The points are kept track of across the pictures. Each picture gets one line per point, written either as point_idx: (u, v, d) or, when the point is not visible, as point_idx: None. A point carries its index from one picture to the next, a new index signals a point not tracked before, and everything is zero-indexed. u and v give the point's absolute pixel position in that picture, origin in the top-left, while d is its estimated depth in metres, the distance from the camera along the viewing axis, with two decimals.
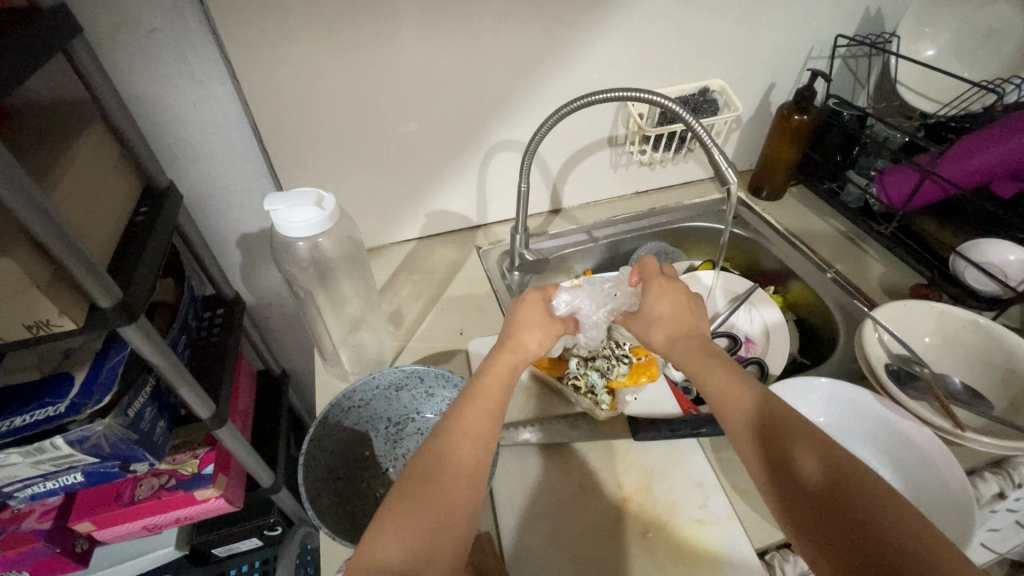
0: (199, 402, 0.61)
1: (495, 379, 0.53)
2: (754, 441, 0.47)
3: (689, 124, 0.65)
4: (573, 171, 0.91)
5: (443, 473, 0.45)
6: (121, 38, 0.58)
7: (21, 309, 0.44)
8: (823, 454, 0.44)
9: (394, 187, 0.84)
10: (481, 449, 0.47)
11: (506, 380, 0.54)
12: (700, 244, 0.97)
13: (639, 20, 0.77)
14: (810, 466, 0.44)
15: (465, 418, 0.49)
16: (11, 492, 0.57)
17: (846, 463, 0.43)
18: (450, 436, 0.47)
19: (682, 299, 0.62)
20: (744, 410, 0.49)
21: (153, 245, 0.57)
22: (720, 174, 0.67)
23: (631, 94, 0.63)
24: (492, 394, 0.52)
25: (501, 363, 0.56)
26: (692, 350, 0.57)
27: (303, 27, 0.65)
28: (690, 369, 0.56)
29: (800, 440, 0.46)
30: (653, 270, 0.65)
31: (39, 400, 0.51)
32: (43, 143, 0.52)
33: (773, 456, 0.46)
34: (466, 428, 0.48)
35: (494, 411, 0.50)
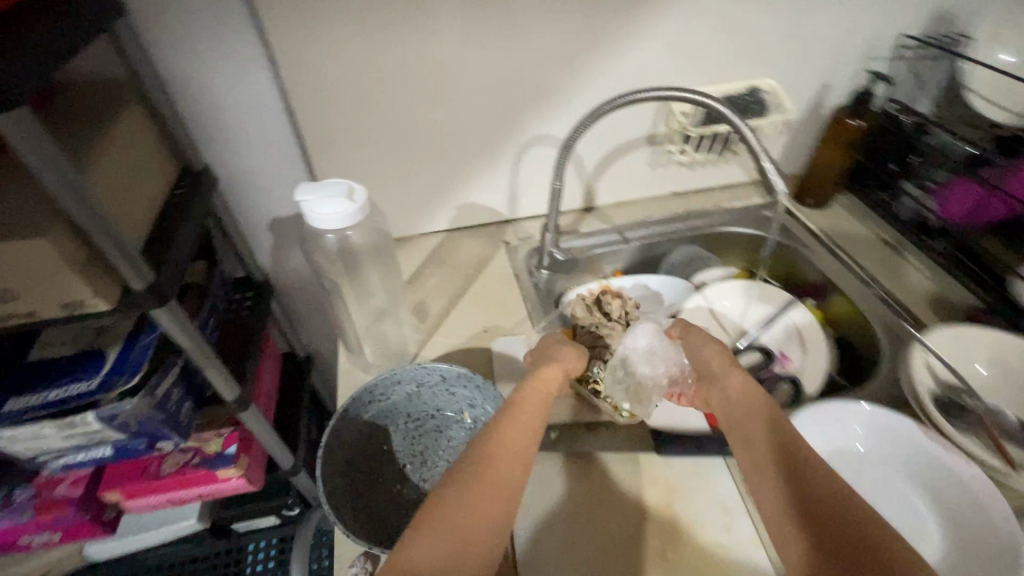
0: (224, 383, 0.63)
1: (530, 396, 0.52)
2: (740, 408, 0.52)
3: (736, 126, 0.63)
4: (608, 169, 0.88)
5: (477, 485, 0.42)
6: (165, 19, 0.59)
7: (59, 289, 0.45)
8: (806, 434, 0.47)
9: (425, 177, 0.83)
10: (521, 466, 0.45)
11: (539, 399, 0.52)
12: (736, 250, 0.94)
13: (687, 15, 0.73)
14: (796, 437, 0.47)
15: (500, 433, 0.47)
16: (45, 461, 0.58)
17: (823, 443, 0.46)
18: (488, 449, 0.45)
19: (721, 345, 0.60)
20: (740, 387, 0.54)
21: (186, 230, 0.58)
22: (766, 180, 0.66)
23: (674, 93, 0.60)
24: (529, 412, 0.50)
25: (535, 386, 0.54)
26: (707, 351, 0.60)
27: (341, 13, 0.64)
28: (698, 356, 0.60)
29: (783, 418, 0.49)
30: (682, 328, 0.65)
31: (75, 375, 0.54)
32: (85, 121, 0.53)
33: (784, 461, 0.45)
34: (502, 443, 0.46)
35: (530, 421, 0.49)
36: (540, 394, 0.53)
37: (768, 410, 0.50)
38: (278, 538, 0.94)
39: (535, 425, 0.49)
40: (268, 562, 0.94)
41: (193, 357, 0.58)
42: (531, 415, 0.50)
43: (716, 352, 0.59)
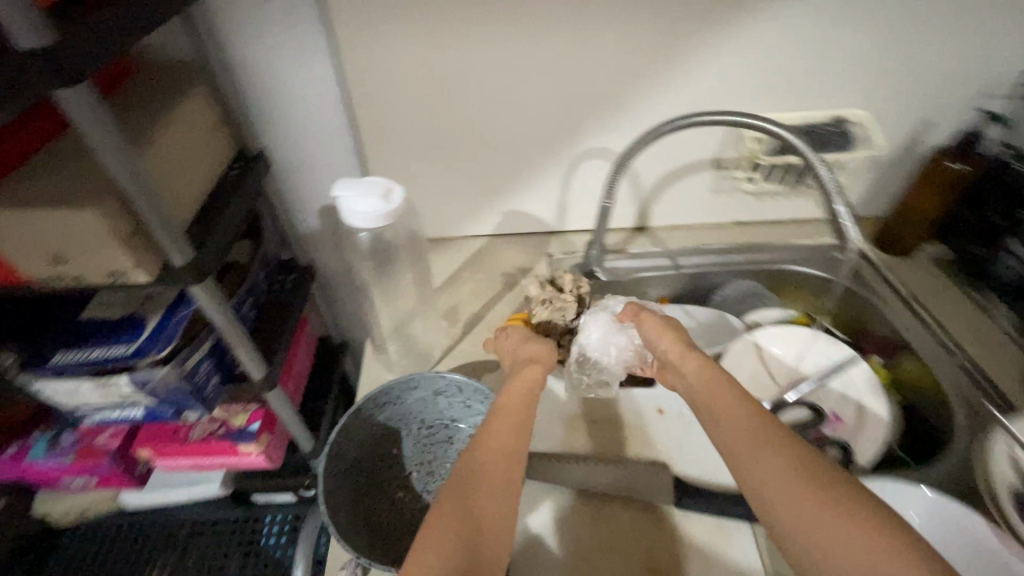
0: (253, 363, 0.64)
1: (520, 393, 0.51)
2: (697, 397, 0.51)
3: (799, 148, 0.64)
4: (666, 190, 0.84)
5: (472, 475, 0.43)
6: (239, 5, 0.61)
7: (103, 257, 0.47)
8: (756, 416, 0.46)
9: (475, 179, 0.82)
10: (517, 464, 0.45)
11: (528, 393, 0.52)
12: (799, 291, 0.86)
13: (772, 34, 0.68)
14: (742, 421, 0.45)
15: (494, 428, 0.47)
16: (85, 413, 0.61)
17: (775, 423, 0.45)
18: (486, 447, 0.45)
19: (668, 328, 0.59)
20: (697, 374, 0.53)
21: (233, 211, 0.60)
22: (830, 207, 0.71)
23: (741, 116, 0.59)
24: (518, 407, 0.49)
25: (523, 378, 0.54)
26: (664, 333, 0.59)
27: (406, 9, 0.63)
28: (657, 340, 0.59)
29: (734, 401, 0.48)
30: (634, 310, 0.63)
31: (115, 338, 0.55)
32: (153, 99, 0.56)
33: (751, 435, 0.44)
34: (497, 439, 0.46)
35: (520, 414, 0.49)
36: (531, 389, 0.52)
37: (729, 386, 0.49)
38: (293, 513, 0.95)
39: (529, 404, 0.51)
40: (280, 537, 0.94)
41: (224, 334, 0.60)
42: (519, 407, 0.50)
43: (666, 337, 0.58)
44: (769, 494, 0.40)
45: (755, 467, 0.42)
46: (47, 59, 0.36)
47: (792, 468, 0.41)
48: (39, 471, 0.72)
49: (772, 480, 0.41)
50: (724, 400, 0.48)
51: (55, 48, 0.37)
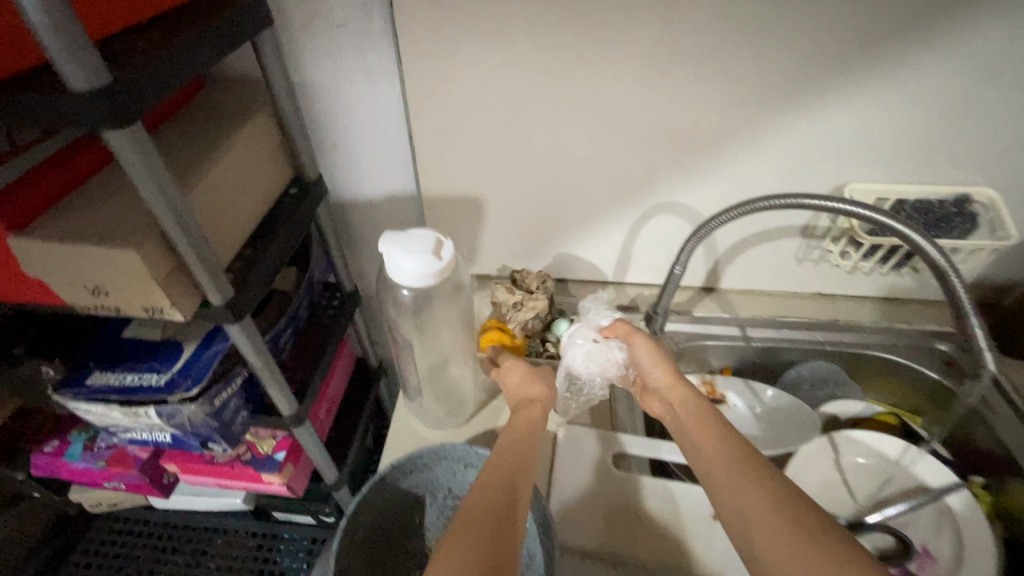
0: (283, 399, 0.61)
1: (521, 431, 0.53)
2: (682, 427, 0.54)
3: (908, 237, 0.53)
4: (744, 252, 0.75)
5: (484, 516, 0.42)
6: (314, 28, 0.60)
7: (139, 294, 0.44)
8: (735, 447, 0.48)
9: (533, 221, 0.77)
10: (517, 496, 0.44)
11: (528, 433, 0.53)
12: (890, 381, 0.76)
13: (888, 95, 0.60)
14: (720, 450, 0.48)
15: (496, 461, 0.48)
16: (115, 431, 0.60)
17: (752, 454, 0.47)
18: (489, 481, 0.45)
19: (661, 354, 0.60)
20: (683, 404, 0.56)
21: (279, 243, 0.57)
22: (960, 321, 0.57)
23: (857, 206, 0.51)
24: (519, 447, 0.50)
25: (523, 418, 0.55)
26: (651, 353, 0.60)
27: (480, 43, 0.59)
28: (641, 361, 0.61)
29: (715, 433, 0.50)
30: (624, 329, 0.62)
31: (151, 365, 0.54)
32: (215, 124, 0.54)
33: (731, 466, 0.46)
34: (500, 470, 0.47)
35: (522, 451, 0.50)
36: (531, 427, 0.54)
37: (715, 420, 0.52)
38: (311, 537, 0.93)
39: (530, 443, 0.51)
40: (297, 560, 0.91)
41: (258, 371, 0.57)
42: (521, 445, 0.51)
43: (660, 363, 0.59)
44: (749, 523, 0.43)
45: (737, 496, 0.44)
46: (97, 97, 0.34)
47: (773, 501, 0.43)
48: (72, 473, 0.72)
49: (752, 510, 0.43)
50: (709, 433, 0.51)
51: (106, 85, 0.34)
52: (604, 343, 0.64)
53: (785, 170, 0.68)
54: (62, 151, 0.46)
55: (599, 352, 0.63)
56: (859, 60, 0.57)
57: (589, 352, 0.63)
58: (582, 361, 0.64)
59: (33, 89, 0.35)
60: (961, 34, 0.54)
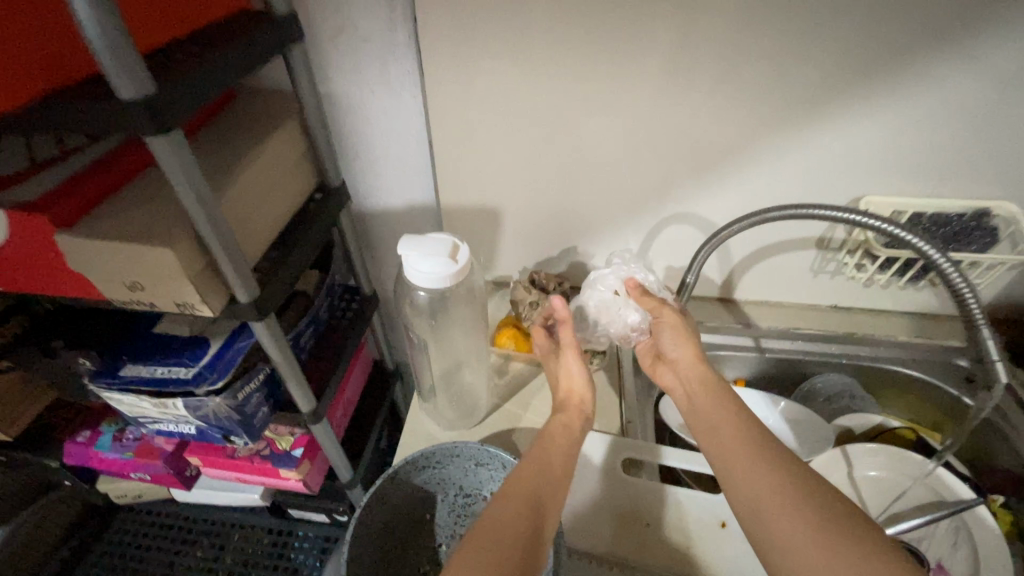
0: (302, 396, 0.64)
1: (554, 439, 0.52)
2: (708, 417, 0.53)
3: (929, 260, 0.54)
4: (759, 263, 0.76)
5: (507, 536, 0.41)
6: (340, 43, 0.63)
7: (172, 290, 0.47)
8: (772, 457, 0.47)
9: (547, 229, 0.78)
10: (544, 515, 0.44)
11: (562, 441, 0.52)
12: (907, 397, 0.75)
13: (905, 108, 0.60)
14: (756, 458, 0.47)
15: (526, 472, 0.47)
16: (144, 422, 0.63)
17: (791, 467, 0.46)
18: (516, 495, 0.45)
19: (687, 333, 0.59)
20: (711, 392, 0.54)
21: (303, 245, 0.60)
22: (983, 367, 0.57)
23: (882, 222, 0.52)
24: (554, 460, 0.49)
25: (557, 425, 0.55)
26: (680, 335, 0.59)
27: (498, 57, 0.62)
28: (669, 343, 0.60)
29: (748, 435, 0.49)
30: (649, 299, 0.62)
31: (180, 359, 0.57)
32: (246, 132, 0.57)
33: (769, 476, 0.45)
34: (530, 483, 0.46)
35: (555, 464, 0.49)
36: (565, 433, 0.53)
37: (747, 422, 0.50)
38: (324, 535, 0.95)
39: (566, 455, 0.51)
40: (311, 557, 0.93)
41: (279, 368, 0.59)
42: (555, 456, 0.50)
43: (687, 342, 0.59)
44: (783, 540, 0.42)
45: (760, 488, 0.45)
46: (144, 105, 0.37)
47: (799, 496, 0.44)
48: (101, 463, 0.75)
49: (772, 505, 0.44)
50: (735, 423, 0.50)
51: (151, 94, 0.37)
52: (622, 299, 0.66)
53: (800, 181, 0.68)
54: (107, 155, 0.49)
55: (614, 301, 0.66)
56: (875, 74, 0.58)
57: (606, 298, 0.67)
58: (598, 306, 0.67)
59: (85, 97, 0.38)
60: (979, 48, 0.55)
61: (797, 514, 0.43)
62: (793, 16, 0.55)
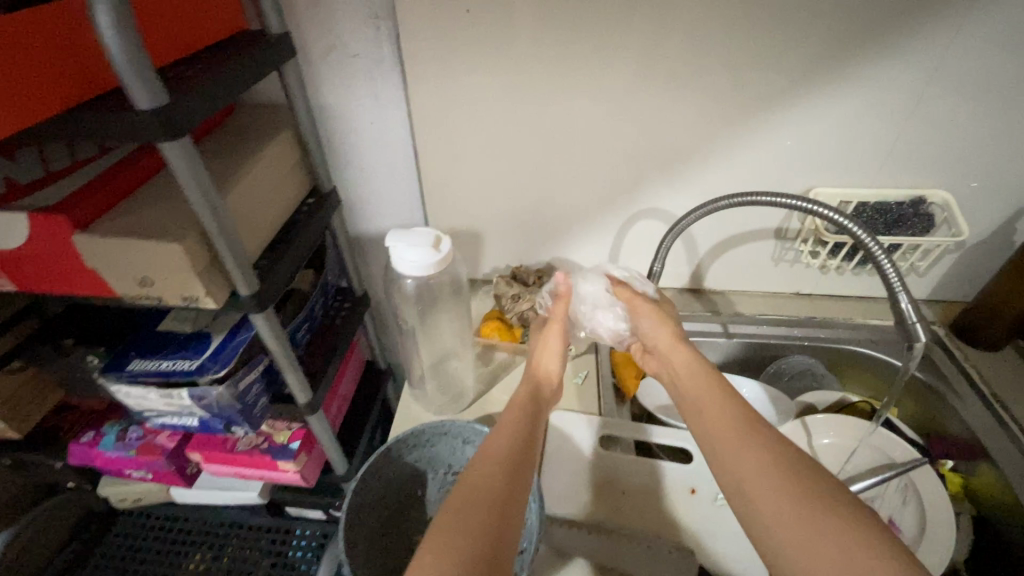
0: (299, 386, 0.67)
1: (530, 410, 0.57)
2: (686, 390, 0.57)
3: (871, 254, 0.57)
4: (724, 254, 0.81)
5: (485, 493, 0.45)
6: (330, 59, 0.68)
7: (180, 284, 0.52)
8: (740, 422, 0.50)
9: (527, 228, 0.84)
10: (520, 476, 0.48)
11: (535, 412, 0.57)
12: (865, 374, 0.80)
13: (844, 106, 0.66)
14: (726, 424, 0.51)
15: (507, 439, 0.52)
16: (149, 416, 0.67)
17: (759, 432, 0.49)
18: (496, 458, 0.49)
19: (664, 320, 0.64)
20: (691, 368, 0.58)
21: (298, 245, 0.64)
22: (904, 332, 0.58)
23: (823, 210, 0.57)
24: (530, 428, 0.54)
25: (528, 394, 0.60)
26: (663, 322, 0.64)
27: (475, 70, 0.67)
28: (651, 329, 0.65)
29: (719, 407, 0.53)
30: (627, 291, 0.67)
31: (184, 352, 0.61)
32: (244, 142, 0.62)
33: (735, 437, 0.49)
34: (508, 448, 0.51)
35: (531, 433, 0.53)
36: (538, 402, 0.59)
37: (718, 392, 0.54)
38: (321, 531, 0.98)
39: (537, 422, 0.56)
40: (308, 552, 0.96)
41: (277, 359, 0.64)
42: (531, 428, 0.54)
43: (665, 327, 0.64)
44: (749, 494, 0.46)
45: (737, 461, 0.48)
46: (159, 114, 0.42)
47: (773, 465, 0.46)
48: (104, 462, 0.78)
49: (750, 475, 0.46)
50: (712, 398, 0.54)
51: (164, 105, 0.42)
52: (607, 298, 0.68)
53: (756, 176, 0.74)
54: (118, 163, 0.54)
55: (600, 295, 0.68)
56: (815, 77, 0.64)
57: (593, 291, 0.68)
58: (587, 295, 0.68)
59: (105, 109, 0.43)
60: (902, 51, 0.61)
61: (767, 476, 0.46)
62: (737, 27, 0.61)
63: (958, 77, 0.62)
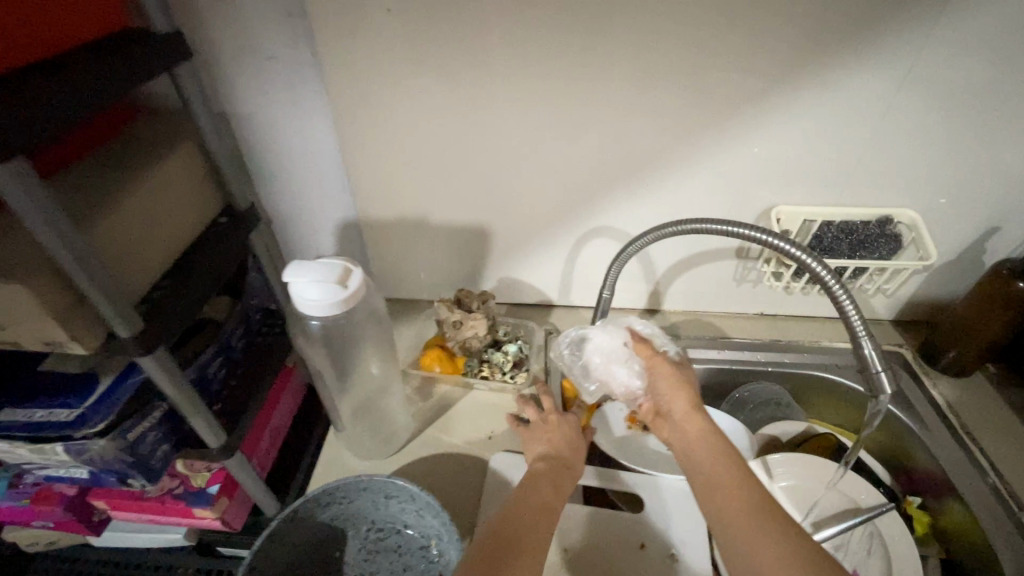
0: (209, 431, 0.59)
1: (527, 512, 0.49)
2: (704, 476, 0.47)
3: (826, 284, 0.51)
4: (683, 274, 0.76)
5: None
6: (241, 62, 0.60)
7: (35, 327, 0.44)
8: (762, 517, 0.43)
9: (473, 246, 0.77)
10: None
11: (538, 515, 0.49)
12: (831, 401, 0.76)
13: (806, 119, 0.61)
14: (747, 518, 0.43)
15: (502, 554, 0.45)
16: (32, 468, 0.59)
17: (782, 531, 0.42)
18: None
19: (684, 383, 0.53)
20: (708, 451, 0.49)
21: (202, 274, 0.56)
22: (867, 376, 0.53)
23: (782, 242, 0.51)
24: (528, 535, 0.47)
25: (529, 494, 0.51)
26: (679, 388, 0.53)
27: (405, 74, 0.60)
28: (665, 394, 0.54)
29: (741, 500, 0.45)
30: (645, 346, 0.56)
31: (63, 399, 0.53)
32: (131, 156, 0.54)
33: (757, 538, 0.42)
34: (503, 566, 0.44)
35: (528, 542, 0.47)
36: (544, 506, 0.50)
37: (732, 475, 0.47)
38: None
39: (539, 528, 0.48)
40: None
41: (178, 405, 0.55)
42: (528, 533, 0.47)
43: (682, 392, 0.53)
44: None
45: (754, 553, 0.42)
46: None
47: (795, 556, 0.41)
48: None
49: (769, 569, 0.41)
50: (732, 482, 0.46)
51: None
52: (625, 355, 0.61)
53: (715, 192, 0.69)
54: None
55: (616, 351, 0.61)
56: (774, 88, 0.59)
57: (612, 346, 0.61)
58: (603, 352, 0.62)
59: None
60: (869, 60, 0.56)
61: None
62: (690, 31, 0.56)
63: (925, 90, 0.58)
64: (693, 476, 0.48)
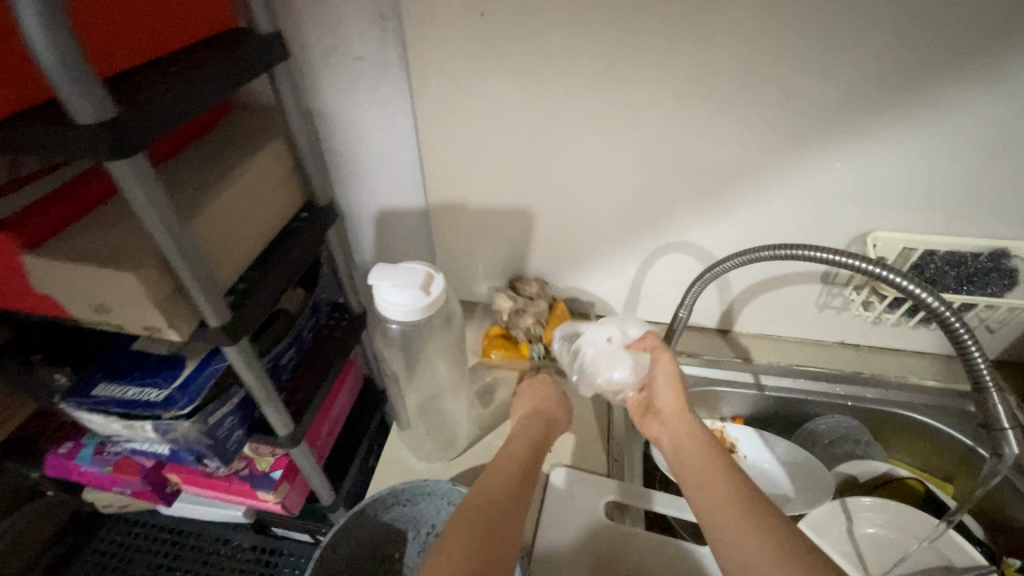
0: (279, 419, 0.61)
1: (515, 457, 0.53)
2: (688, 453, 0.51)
3: (938, 313, 0.48)
4: (760, 295, 0.72)
5: (472, 530, 0.42)
6: (331, 61, 0.62)
7: (136, 313, 0.46)
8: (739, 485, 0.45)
9: (541, 253, 0.76)
10: (502, 515, 0.45)
11: (523, 457, 0.53)
12: (918, 443, 0.70)
13: (916, 141, 0.57)
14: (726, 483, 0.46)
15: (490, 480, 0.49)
16: (119, 440, 0.62)
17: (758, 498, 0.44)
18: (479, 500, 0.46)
19: (680, 379, 0.58)
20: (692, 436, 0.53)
21: (285, 267, 0.58)
22: (995, 433, 0.50)
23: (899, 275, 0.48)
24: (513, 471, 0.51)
25: (519, 444, 0.55)
26: (674, 381, 0.58)
27: (491, 79, 0.60)
28: (661, 387, 0.58)
29: (719, 472, 0.47)
30: (653, 341, 0.60)
31: (152, 380, 0.56)
32: (226, 153, 0.56)
33: (735, 505, 0.43)
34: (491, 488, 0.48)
35: (515, 477, 0.50)
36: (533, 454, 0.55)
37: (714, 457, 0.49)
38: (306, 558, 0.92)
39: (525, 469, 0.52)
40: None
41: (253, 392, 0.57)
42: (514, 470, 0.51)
43: (677, 388, 0.57)
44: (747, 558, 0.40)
45: (745, 543, 0.40)
46: (102, 132, 0.35)
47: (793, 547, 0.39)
48: (82, 476, 0.74)
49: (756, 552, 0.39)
50: (711, 460, 0.49)
51: (111, 117, 0.36)
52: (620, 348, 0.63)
53: (805, 213, 0.65)
54: (68, 183, 0.48)
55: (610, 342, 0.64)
56: (883, 106, 0.55)
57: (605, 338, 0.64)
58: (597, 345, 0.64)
59: (43, 121, 0.37)
60: (996, 81, 0.51)
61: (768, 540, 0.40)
62: (797, 43, 0.52)
63: None
64: (677, 461, 0.52)
